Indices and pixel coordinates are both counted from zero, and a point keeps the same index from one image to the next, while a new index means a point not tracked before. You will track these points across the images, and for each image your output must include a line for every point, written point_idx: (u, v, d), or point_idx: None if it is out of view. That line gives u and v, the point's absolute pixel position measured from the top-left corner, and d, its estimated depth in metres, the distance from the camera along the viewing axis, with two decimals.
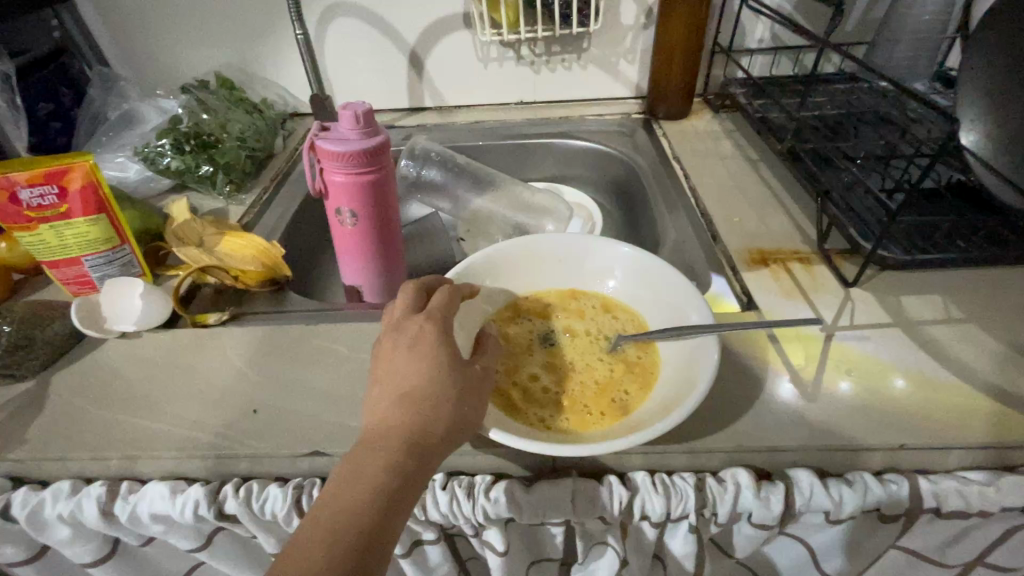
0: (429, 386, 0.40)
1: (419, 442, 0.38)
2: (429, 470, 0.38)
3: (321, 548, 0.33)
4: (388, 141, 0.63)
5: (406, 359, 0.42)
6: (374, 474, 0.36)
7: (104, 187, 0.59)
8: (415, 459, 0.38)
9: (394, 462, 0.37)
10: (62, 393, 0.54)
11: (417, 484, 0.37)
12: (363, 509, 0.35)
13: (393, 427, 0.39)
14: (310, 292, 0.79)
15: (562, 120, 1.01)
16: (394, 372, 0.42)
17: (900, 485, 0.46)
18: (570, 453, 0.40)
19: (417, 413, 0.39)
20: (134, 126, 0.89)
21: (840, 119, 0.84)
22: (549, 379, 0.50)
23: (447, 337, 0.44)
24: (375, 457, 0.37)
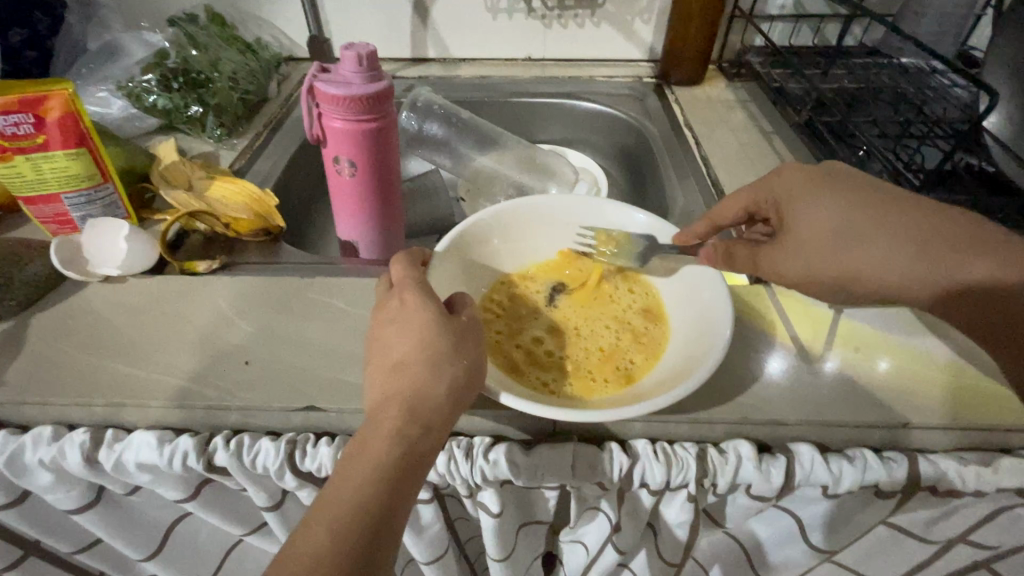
0: (423, 352, 0.38)
1: (420, 410, 0.36)
2: (434, 437, 0.36)
3: (328, 529, 0.32)
4: (393, 88, 0.59)
5: (397, 327, 0.39)
6: (376, 450, 0.34)
7: (85, 119, 0.55)
8: (419, 426, 0.36)
9: (396, 434, 0.35)
10: (42, 335, 0.51)
11: (423, 455, 0.36)
12: (368, 487, 0.33)
13: (391, 397, 0.37)
14: (303, 244, 0.77)
15: (571, 80, 0.97)
16: (386, 342, 0.39)
17: (899, 463, 0.46)
18: (576, 418, 0.39)
19: (414, 380, 0.37)
20: (117, 59, 0.84)
21: (859, 92, 0.82)
22: (554, 345, 0.48)
23: (434, 300, 0.41)
24: (376, 432, 0.35)
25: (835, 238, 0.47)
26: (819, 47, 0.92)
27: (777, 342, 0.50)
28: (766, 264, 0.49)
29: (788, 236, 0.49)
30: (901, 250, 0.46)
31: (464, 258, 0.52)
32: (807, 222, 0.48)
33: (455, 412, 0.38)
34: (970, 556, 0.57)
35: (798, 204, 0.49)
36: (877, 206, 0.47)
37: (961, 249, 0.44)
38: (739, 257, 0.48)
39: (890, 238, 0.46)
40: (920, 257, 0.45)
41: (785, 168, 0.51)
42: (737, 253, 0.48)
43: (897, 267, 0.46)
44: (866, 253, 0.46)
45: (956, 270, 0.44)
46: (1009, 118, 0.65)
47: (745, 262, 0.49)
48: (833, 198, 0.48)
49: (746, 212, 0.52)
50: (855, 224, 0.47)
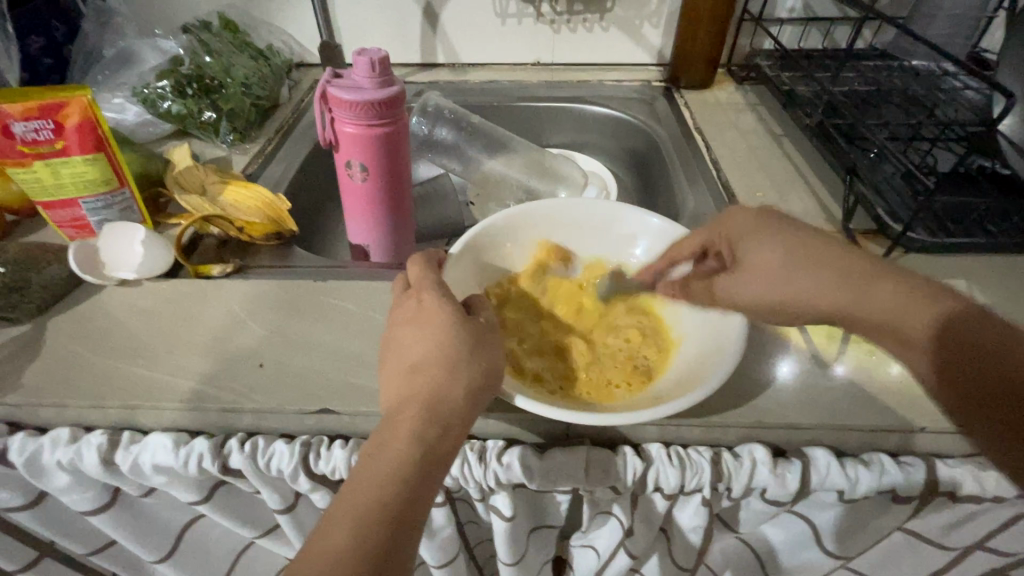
0: (442, 353, 0.38)
1: (439, 409, 0.36)
2: (453, 438, 0.37)
3: (348, 527, 0.32)
4: (404, 92, 0.59)
5: (415, 328, 0.40)
6: (396, 450, 0.34)
7: (102, 125, 0.56)
8: (437, 425, 0.36)
9: (415, 435, 0.35)
10: (60, 338, 0.52)
11: (442, 456, 0.36)
12: (388, 486, 0.33)
13: (410, 397, 0.37)
14: (314, 248, 0.77)
15: (580, 84, 0.97)
16: (403, 343, 0.40)
17: (916, 468, 0.46)
18: (588, 421, 0.39)
19: (432, 380, 0.37)
20: (131, 66, 0.85)
21: (870, 95, 0.81)
22: (563, 336, 0.50)
23: (453, 302, 0.41)
24: (395, 432, 0.35)
25: (773, 274, 0.45)
26: (829, 50, 0.92)
27: (790, 346, 0.50)
28: (721, 294, 0.48)
29: (733, 274, 0.47)
30: (845, 284, 0.42)
31: (477, 261, 0.52)
32: (751, 260, 0.47)
33: (473, 415, 0.38)
34: (988, 562, 0.56)
35: (744, 241, 0.47)
36: (818, 244, 0.44)
37: (883, 280, 0.41)
38: (694, 289, 0.49)
39: (820, 273, 0.43)
40: (847, 290, 0.42)
41: (737, 209, 0.49)
42: (692, 287, 0.49)
43: (829, 299, 0.43)
44: (820, 289, 0.43)
45: (880, 303, 0.41)
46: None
47: (701, 297, 0.49)
48: (777, 235, 0.46)
49: (703, 248, 0.50)
50: (806, 259, 0.44)
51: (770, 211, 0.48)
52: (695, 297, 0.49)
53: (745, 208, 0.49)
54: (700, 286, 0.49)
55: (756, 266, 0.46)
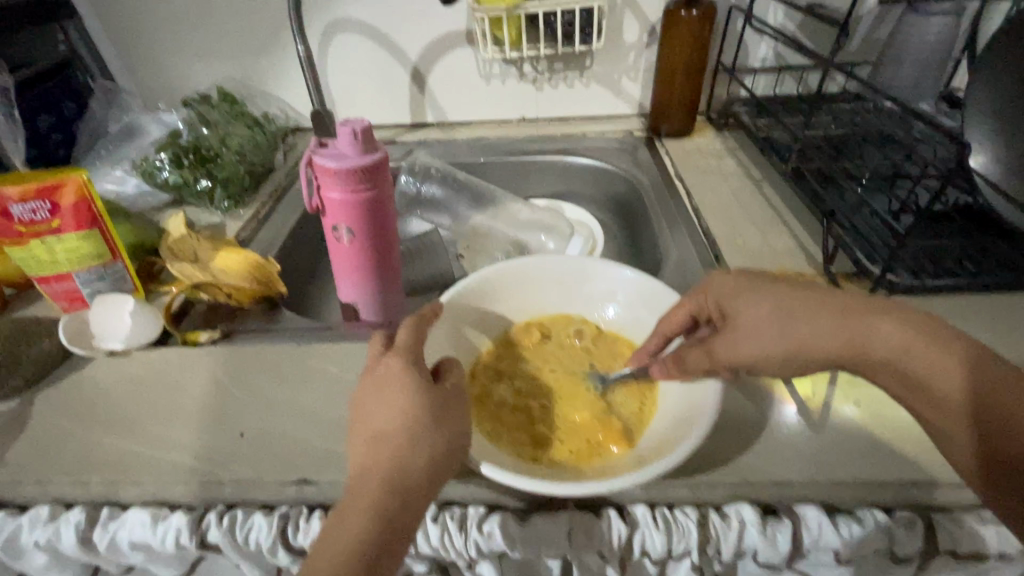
0: (403, 422, 0.38)
1: (400, 481, 0.36)
2: (412, 511, 0.36)
3: None
4: (387, 158, 0.62)
5: (379, 395, 0.39)
6: (353, 527, 0.34)
7: (97, 203, 0.58)
8: (398, 498, 0.35)
9: (373, 509, 0.35)
10: (46, 413, 0.52)
11: (401, 530, 0.35)
12: (342, 563, 0.32)
13: (370, 470, 0.36)
14: (305, 308, 0.78)
15: (564, 137, 1.01)
16: (368, 412, 0.39)
17: (914, 523, 0.44)
18: (567, 492, 0.38)
19: (395, 451, 0.37)
20: (134, 139, 0.90)
21: (846, 138, 0.83)
22: (548, 409, 0.49)
23: (418, 369, 0.41)
24: (354, 505, 0.35)
25: (774, 327, 0.44)
26: (803, 96, 0.95)
27: (776, 397, 0.49)
28: (725, 353, 0.45)
29: (733, 332, 0.46)
30: (841, 333, 0.42)
31: (455, 323, 0.52)
32: (745, 317, 0.46)
33: (434, 486, 0.37)
34: None
35: (735, 299, 0.46)
36: (803, 295, 0.44)
37: (885, 317, 0.41)
38: (691, 360, 0.46)
39: (817, 319, 0.43)
40: (851, 332, 0.42)
41: (716, 274, 0.49)
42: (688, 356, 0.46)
43: (834, 345, 0.42)
44: (827, 338, 0.42)
45: (884, 343, 0.41)
46: (996, 160, 0.65)
47: (703, 364, 0.46)
48: (765, 290, 0.46)
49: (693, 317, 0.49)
50: (803, 312, 0.43)
51: (745, 271, 0.49)
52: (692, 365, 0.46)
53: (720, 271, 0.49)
54: (695, 349, 0.46)
55: (753, 327, 0.45)
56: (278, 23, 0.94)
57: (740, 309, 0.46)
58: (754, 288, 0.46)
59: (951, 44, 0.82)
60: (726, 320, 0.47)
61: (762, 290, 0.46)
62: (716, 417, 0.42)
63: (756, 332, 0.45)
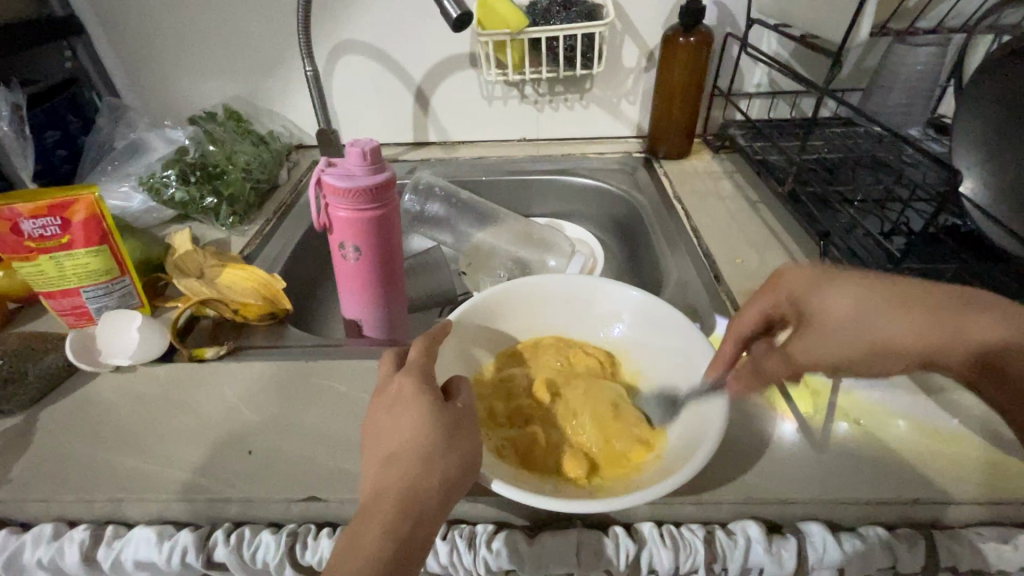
0: (417, 442, 0.38)
1: (413, 501, 0.36)
2: (426, 532, 0.36)
3: None
4: (394, 178, 0.63)
5: (393, 416, 0.40)
6: (369, 547, 0.34)
7: (107, 219, 0.59)
8: (412, 518, 0.36)
9: (387, 530, 0.35)
10: (50, 430, 0.52)
11: (416, 550, 0.36)
12: None
13: (383, 491, 0.37)
14: (309, 325, 0.79)
15: (564, 157, 1.03)
16: (381, 432, 0.40)
17: (916, 539, 0.45)
18: (598, 509, 0.39)
19: (407, 472, 0.37)
20: (140, 154, 0.90)
21: (838, 162, 0.86)
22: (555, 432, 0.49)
23: (430, 388, 0.42)
24: (369, 525, 0.35)
25: (862, 327, 0.47)
26: (796, 120, 0.98)
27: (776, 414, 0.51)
28: (802, 355, 0.49)
29: (811, 336, 0.49)
30: (923, 331, 0.46)
31: (463, 342, 0.54)
32: (828, 316, 0.49)
33: (447, 504, 0.38)
34: None
35: (813, 299, 0.49)
36: (884, 290, 0.47)
37: (968, 315, 0.45)
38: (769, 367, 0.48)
39: (899, 317, 0.47)
40: (941, 329, 0.46)
41: (789, 268, 0.51)
42: (769, 365, 0.48)
43: (920, 347, 0.47)
44: (911, 336, 0.47)
45: (964, 338, 0.45)
46: (984, 185, 0.67)
47: (782, 370, 0.49)
48: (846, 290, 0.48)
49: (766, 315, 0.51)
50: (883, 311, 0.47)
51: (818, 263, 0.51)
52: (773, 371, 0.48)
53: (797, 267, 0.50)
54: (774, 357, 0.48)
55: (836, 326, 0.48)
56: (286, 43, 0.96)
57: (821, 307, 0.49)
58: (835, 285, 0.49)
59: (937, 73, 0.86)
60: (802, 319, 0.50)
61: (841, 287, 0.48)
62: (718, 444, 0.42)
63: (834, 335, 0.48)
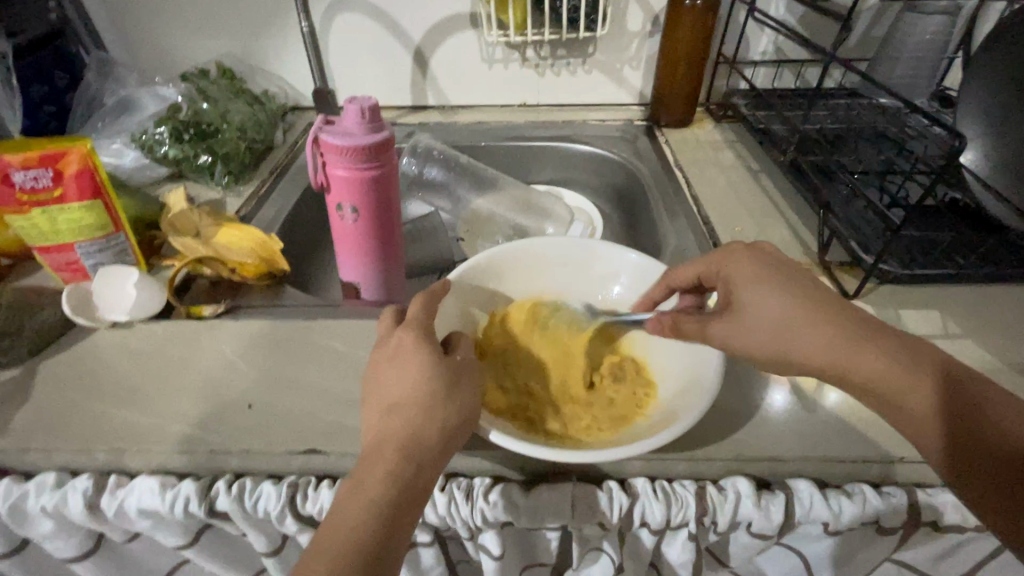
0: (419, 394, 0.39)
1: (414, 450, 0.37)
2: (428, 479, 0.38)
3: (324, 568, 0.32)
4: (394, 138, 0.62)
5: (393, 368, 0.41)
6: (372, 492, 0.35)
7: (101, 173, 0.57)
8: (414, 465, 0.37)
9: (390, 475, 0.36)
10: (49, 383, 0.52)
11: (418, 495, 0.37)
12: (364, 525, 0.34)
13: (385, 439, 0.38)
14: (306, 287, 0.79)
15: (565, 124, 1.01)
16: (382, 384, 0.40)
17: (899, 497, 0.46)
18: (562, 458, 0.40)
19: (408, 421, 0.38)
20: (131, 112, 0.88)
21: (840, 133, 0.85)
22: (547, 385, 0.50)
23: (431, 342, 0.42)
24: (371, 473, 0.36)
25: (776, 320, 0.44)
26: (801, 90, 0.96)
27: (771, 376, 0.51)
28: (713, 336, 0.46)
29: (732, 319, 0.45)
30: (828, 345, 0.42)
31: (463, 301, 0.54)
32: (752, 307, 0.45)
33: (448, 453, 0.39)
34: None
35: (745, 287, 0.46)
36: (813, 299, 0.44)
37: (879, 349, 0.41)
38: (684, 331, 0.47)
39: (815, 332, 0.42)
40: (847, 351, 0.41)
41: (738, 249, 0.49)
42: (685, 327, 0.47)
43: (827, 358, 0.42)
44: (813, 351, 0.42)
45: (869, 371, 0.41)
46: (986, 156, 0.67)
47: (691, 336, 0.47)
48: (781, 286, 0.45)
49: (699, 279, 0.51)
50: (803, 317, 0.43)
51: (769, 254, 0.48)
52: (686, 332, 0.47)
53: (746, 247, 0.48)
54: (691, 322, 0.47)
55: (754, 315, 0.44)
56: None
57: (746, 294, 0.46)
58: (769, 278, 0.45)
59: (945, 42, 0.84)
60: (731, 306, 0.47)
61: (775, 282, 0.45)
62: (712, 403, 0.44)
63: (747, 321, 0.45)
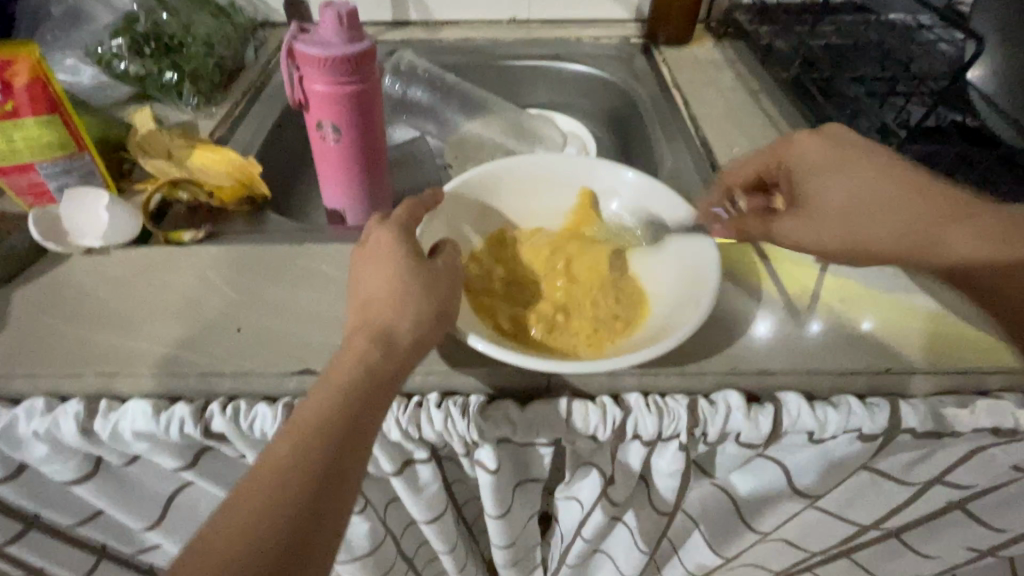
0: (391, 289, 0.41)
1: (386, 338, 0.40)
2: (399, 364, 0.40)
3: (298, 433, 0.36)
4: (375, 48, 0.57)
5: (372, 266, 0.43)
6: (345, 371, 0.38)
7: (54, 84, 0.52)
8: (384, 350, 0.39)
9: (360, 359, 0.39)
10: (25, 310, 0.50)
11: (388, 378, 0.39)
12: (337, 400, 0.37)
13: (362, 328, 0.40)
14: (290, 214, 0.76)
15: (558, 42, 0.95)
16: (363, 279, 0.43)
17: (882, 408, 0.48)
18: (543, 366, 0.41)
19: (383, 313, 0.41)
20: (82, 24, 0.80)
21: (845, 50, 0.81)
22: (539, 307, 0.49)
23: (407, 242, 0.44)
24: (345, 356, 0.39)
25: (854, 212, 0.51)
26: None
27: (763, 297, 0.52)
28: (783, 232, 0.52)
29: (809, 211, 0.52)
30: (903, 229, 0.49)
31: (455, 217, 0.53)
32: (823, 201, 0.52)
33: (421, 342, 0.41)
34: (946, 497, 0.60)
35: (818, 178, 0.53)
36: (905, 184, 0.50)
37: (961, 226, 0.48)
38: (751, 225, 0.53)
39: (889, 222, 0.50)
40: (925, 237, 0.49)
41: (810, 144, 0.54)
42: (750, 224, 0.52)
43: (898, 245, 0.49)
44: (894, 238, 0.49)
45: (953, 246, 0.48)
46: (993, 72, 0.65)
47: (759, 233, 0.53)
48: (857, 173, 0.52)
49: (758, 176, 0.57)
50: (885, 207, 0.50)
51: (847, 145, 0.53)
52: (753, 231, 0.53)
53: (818, 141, 0.54)
54: (757, 220, 0.53)
55: (829, 206, 0.52)
56: None
57: (819, 187, 0.53)
58: (843, 170, 0.52)
59: None
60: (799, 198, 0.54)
61: (854, 174, 0.52)
62: (712, 308, 0.45)
63: (829, 215, 0.51)
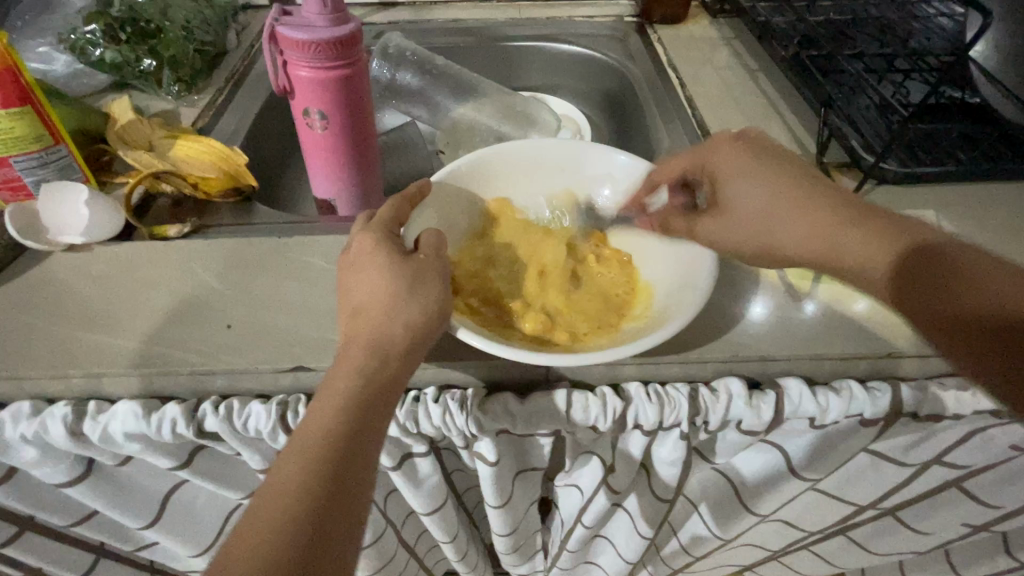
0: (379, 293, 0.40)
1: (381, 347, 0.39)
2: (396, 371, 0.39)
3: (297, 463, 0.34)
4: (362, 30, 0.55)
5: (358, 272, 0.41)
6: (342, 388, 0.37)
7: (24, 73, 0.50)
8: (379, 358, 0.38)
9: (355, 373, 0.37)
10: (7, 309, 0.49)
11: (388, 386, 0.38)
12: (336, 418, 0.36)
13: (355, 339, 0.39)
14: (278, 204, 0.74)
15: (550, 21, 0.92)
16: (351, 286, 0.41)
17: (883, 392, 0.47)
18: (544, 361, 0.40)
19: (377, 321, 0.39)
20: (54, 9, 0.77)
21: (844, 25, 0.79)
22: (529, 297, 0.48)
23: (391, 242, 0.43)
24: (340, 373, 0.38)
25: (765, 217, 0.46)
26: None
27: (762, 280, 0.51)
28: (703, 235, 0.49)
29: (721, 216, 0.48)
30: (821, 225, 0.44)
31: (448, 204, 0.52)
32: (736, 200, 0.48)
33: (417, 345, 0.39)
34: (943, 476, 0.60)
35: (727, 183, 0.48)
36: (803, 190, 0.45)
37: (868, 222, 0.42)
38: (676, 225, 0.50)
39: (803, 218, 0.45)
40: (829, 236, 0.43)
41: (723, 141, 0.50)
42: (675, 224, 0.50)
43: (809, 245, 0.44)
44: (805, 238, 0.44)
45: (852, 249, 0.42)
46: (995, 47, 0.63)
47: (683, 235, 0.50)
48: (763, 174, 0.47)
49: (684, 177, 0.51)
50: (794, 208, 0.45)
51: (757, 145, 0.49)
52: (675, 231, 0.50)
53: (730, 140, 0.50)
54: (682, 222, 0.50)
55: (741, 211, 0.47)
56: None
57: (730, 191, 0.48)
58: (747, 172, 0.48)
59: None
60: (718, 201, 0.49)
61: (765, 176, 0.47)
62: (711, 293, 0.44)
63: (743, 215, 0.47)
